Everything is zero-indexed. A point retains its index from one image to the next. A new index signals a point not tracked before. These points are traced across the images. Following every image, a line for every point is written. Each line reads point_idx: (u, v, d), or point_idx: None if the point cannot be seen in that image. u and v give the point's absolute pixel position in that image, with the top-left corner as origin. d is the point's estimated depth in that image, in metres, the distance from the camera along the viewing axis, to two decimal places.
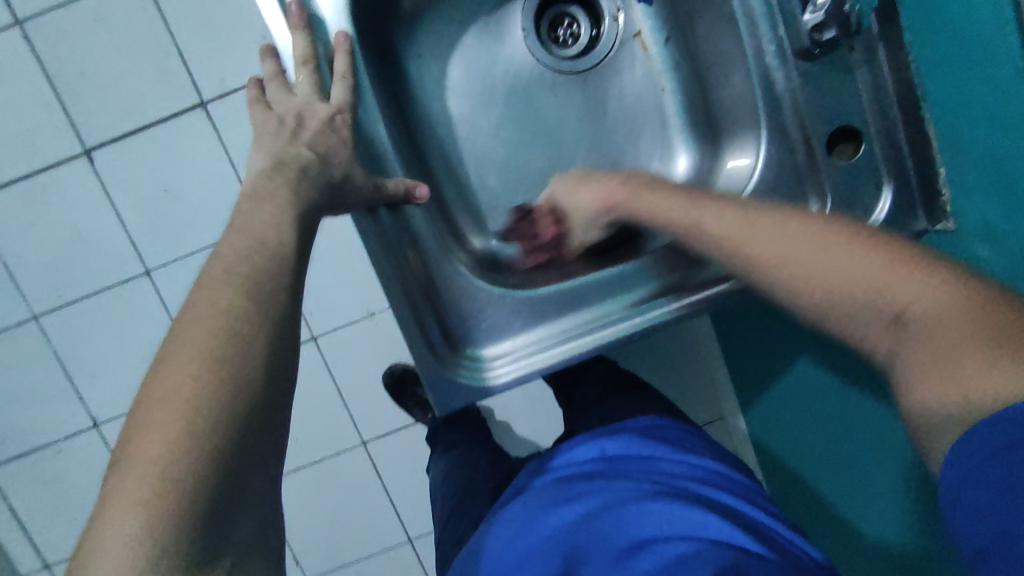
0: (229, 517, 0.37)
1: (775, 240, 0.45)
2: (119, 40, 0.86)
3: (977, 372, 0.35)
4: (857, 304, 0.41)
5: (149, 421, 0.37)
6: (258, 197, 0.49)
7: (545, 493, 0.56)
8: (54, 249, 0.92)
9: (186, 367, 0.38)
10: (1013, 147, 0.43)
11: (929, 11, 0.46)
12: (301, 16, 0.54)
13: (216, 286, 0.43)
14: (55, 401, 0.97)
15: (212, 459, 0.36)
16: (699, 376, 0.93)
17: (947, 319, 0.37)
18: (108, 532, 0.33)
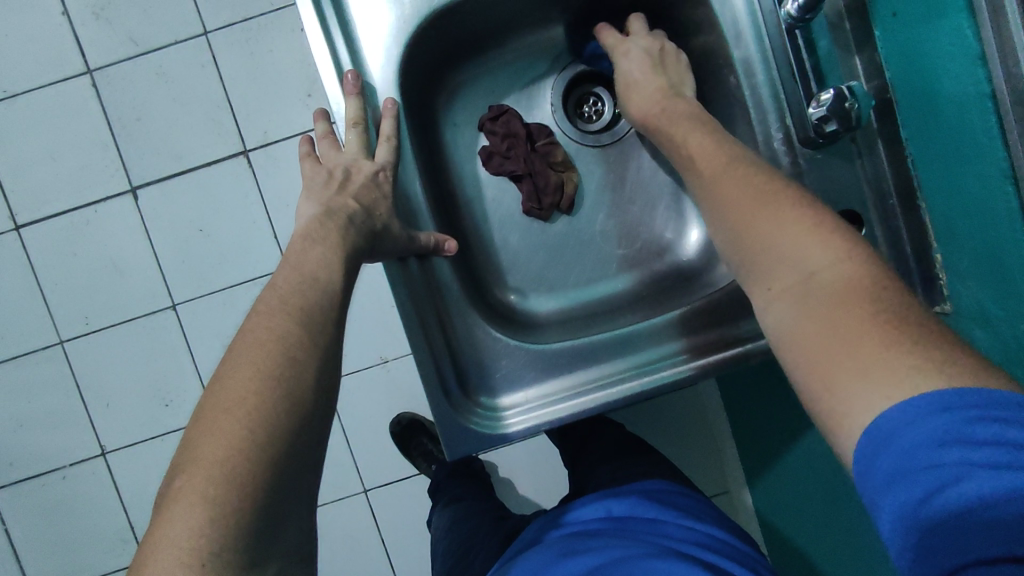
0: (278, 526, 0.38)
1: (739, 185, 0.46)
2: (178, 96, 1.14)
3: None
4: (780, 266, 0.42)
5: (211, 428, 0.38)
6: (310, 239, 0.49)
7: (562, 545, 0.62)
8: (91, 277, 1.18)
9: (246, 382, 0.40)
10: (1003, 243, 0.45)
11: (919, 113, 0.50)
12: (356, 83, 0.55)
13: (271, 313, 0.44)
14: (72, 427, 1.20)
15: (267, 469, 0.37)
16: (703, 441, 1.03)
17: (853, 291, 0.38)
18: (172, 526, 0.35)
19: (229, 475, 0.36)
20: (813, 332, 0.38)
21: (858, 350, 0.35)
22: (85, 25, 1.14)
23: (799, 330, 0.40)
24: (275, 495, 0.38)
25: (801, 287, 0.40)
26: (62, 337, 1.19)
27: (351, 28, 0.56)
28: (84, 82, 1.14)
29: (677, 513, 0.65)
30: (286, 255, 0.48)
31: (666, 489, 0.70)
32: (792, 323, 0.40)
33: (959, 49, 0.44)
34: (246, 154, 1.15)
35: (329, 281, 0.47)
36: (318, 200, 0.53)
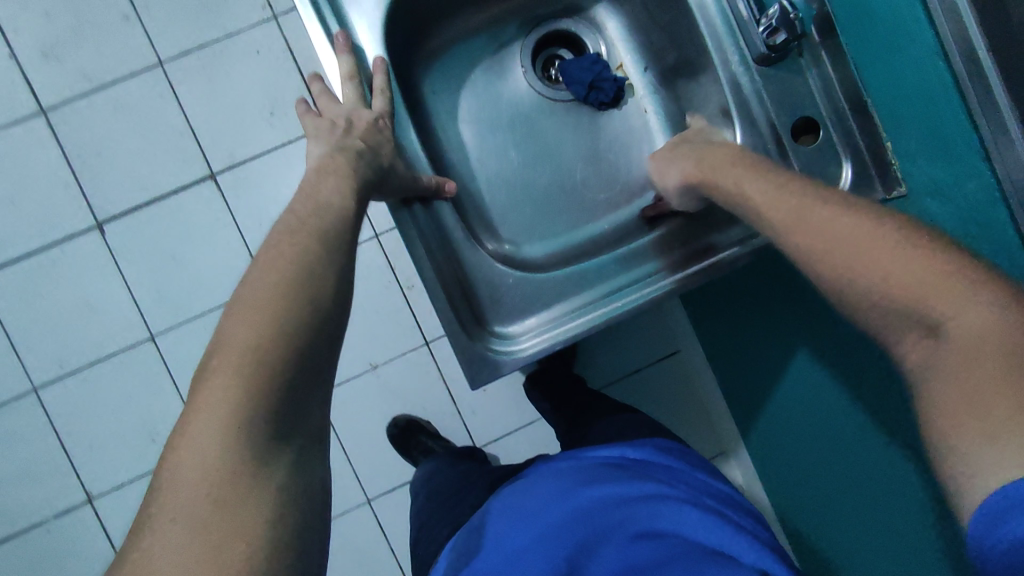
0: (302, 407, 0.42)
1: (824, 228, 0.48)
2: (139, 126, 1.15)
3: (1005, 413, 0.38)
4: (899, 309, 0.44)
5: (239, 320, 0.42)
6: (325, 171, 0.54)
7: (581, 471, 0.65)
8: (62, 319, 1.15)
9: (271, 283, 0.44)
10: (946, 115, 0.51)
11: (855, 19, 0.57)
12: (346, 43, 0.58)
13: (292, 235, 0.48)
14: (53, 477, 1.16)
15: (292, 356, 0.42)
16: (694, 406, 1.08)
17: (981, 342, 0.40)
18: (206, 399, 0.39)
19: (258, 358, 0.40)
20: (966, 374, 0.40)
21: (1001, 402, 0.38)
22: (35, 66, 1.13)
23: (942, 376, 0.42)
24: (299, 381, 0.42)
25: (892, 307, 0.44)
26: (35, 384, 1.15)
27: None
28: (39, 123, 1.14)
29: (692, 467, 0.69)
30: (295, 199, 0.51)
31: (680, 448, 0.73)
32: (937, 366, 0.42)
33: None
34: (214, 177, 1.16)
35: (344, 207, 0.51)
36: (325, 141, 0.57)
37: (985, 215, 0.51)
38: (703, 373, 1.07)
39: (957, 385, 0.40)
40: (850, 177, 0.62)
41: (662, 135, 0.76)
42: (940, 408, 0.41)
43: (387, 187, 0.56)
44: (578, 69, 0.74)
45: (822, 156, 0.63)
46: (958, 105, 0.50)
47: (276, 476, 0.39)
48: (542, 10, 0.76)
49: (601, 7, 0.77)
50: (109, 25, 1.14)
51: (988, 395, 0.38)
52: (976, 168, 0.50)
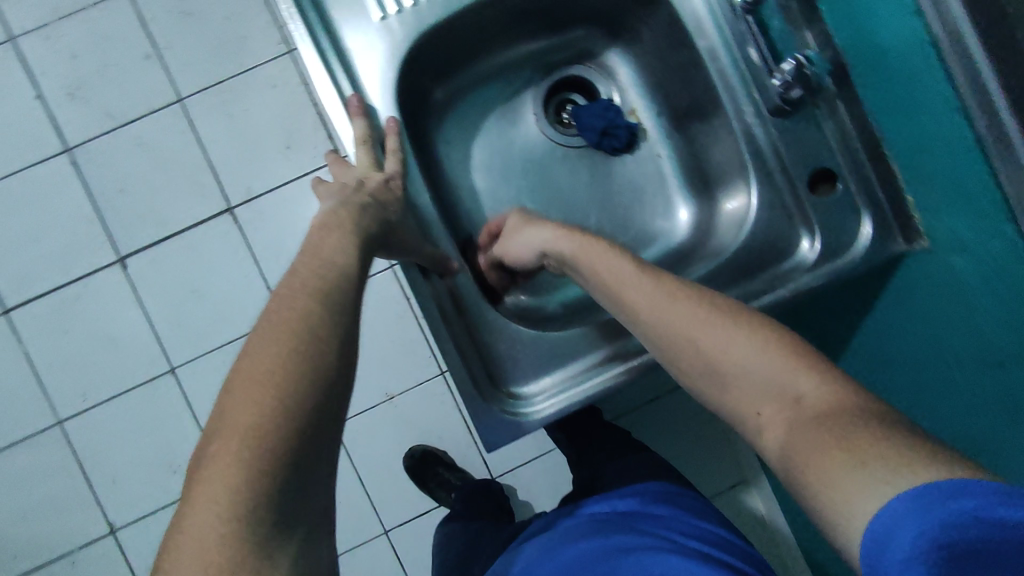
0: (305, 485, 0.41)
1: (676, 313, 0.49)
2: (161, 162, 1.17)
3: (845, 469, 0.37)
4: (756, 395, 0.45)
5: (241, 397, 0.40)
6: (326, 227, 0.52)
7: (573, 530, 0.66)
8: (85, 352, 1.17)
9: (274, 355, 0.42)
10: (965, 171, 0.50)
11: (871, 72, 0.55)
12: (360, 106, 0.59)
13: (293, 295, 0.46)
14: (77, 507, 1.17)
15: (295, 435, 0.39)
16: (715, 436, 1.06)
17: (808, 429, 0.40)
18: (207, 488, 0.37)
19: (261, 442, 0.38)
20: (802, 447, 0.40)
21: (837, 454, 0.38)
22: (61, 106, 1.17)
23: (792, 449, 0.41)
24: (301, 460, 0.40)
25: (739, 388, 0.46)
26: (60, 416, 1.17)
27: (346, 57, 0.61)
28: (64, 161, 1.17)
29: (683, 512, 0.67)
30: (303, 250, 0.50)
31: (676, 491, 0.72)
32: (791, 441, 0.41)
33: (895, 6, 0.49)
34: (233, 211, 1.17)
35: (346, 265, 0.49)
36: (333, 198, 0.55)
37: (1010, 274, 0.50)
38: None
39: (798, 458, 0.40)
40: (871, 235, 0.60)
41: (675, 181, 0.76)
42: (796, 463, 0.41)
43: (392, 243, 0.55)
44: (590, 117, 0.74)
45: (842, 209, 0.61)
46: (980, 165, 0.48)
47: (281, 567, 0.38)
48: (554, 57, 0.76)
49: (613, 53, 0.76)
50: (131, 65, 1.17)
51: (828, 457, 0.38)
52: (1001, 228, 0.49)
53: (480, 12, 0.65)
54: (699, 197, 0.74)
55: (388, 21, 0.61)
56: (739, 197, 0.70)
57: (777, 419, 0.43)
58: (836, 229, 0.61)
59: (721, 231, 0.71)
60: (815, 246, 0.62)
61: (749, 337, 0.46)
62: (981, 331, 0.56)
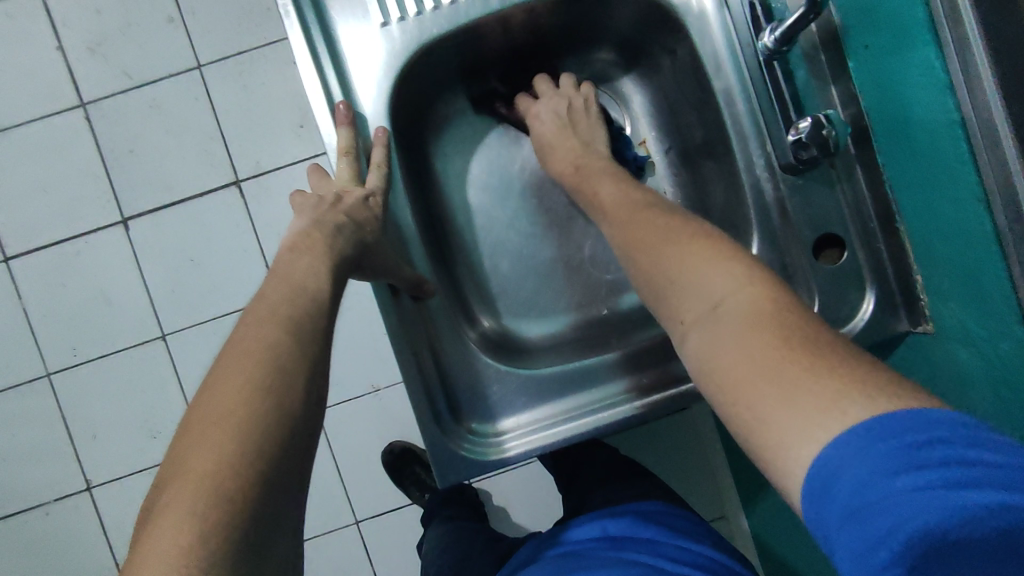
0: (272, 538, 0.36)
1: (640, 226, 0.50)
2: (172, 126, 1.14)
3: (771, 387, 0.34)
4: (692, 303, 0.43)
5: (199, 440, 0.36)
6: (297, 250, 0.50)
7: (565, 562, 0.61)
8: (80, 308, 1.16)
9: (235, 394, 0.38)
10: (982, 265, 0.46)
11: (894, 142, 0.52)
12: (348, 114, 0.57)
13: (260, 323, 0.43)
14: (55, 461, 1.17)
15: (257, 481, 0.35)
16: (699, 467, 0.98)
17: (745, 316, 0.38)
18: (156, 545, 0.33)
19: (220, 488, 0.34)
20: (739, 351, 0.37)
21: (776, 371, 0.34)
22: (79, 59, 1.14)
23: (711, 344, 0.39)
24: (266, 508, 0.35)
25: (666, 287, 0.45)
26: (48, 369, 1.16)
27: (342, 62, 0.59)
28: (77, 114, 1.15)
29: (675, 531, 0.64)
30: (273, 267, 0.48)
31: (663, 510, 0.67)
32: (708, 345, 0.39)
33: (928, 79, 0.45)
34: (238, 184, 1.15)
35: (318, 291, 0.47)
36: (309, 214, 0.53)
37: (1018, 381, 0.46)
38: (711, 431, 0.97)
39: (715, 359, 0.38)
40: (871, 310, 0.57)
41: None
42: (711, 371, 0.39)
43: (367, 264, 0.52)
44: None
45: (844, 279, 0.58)
46: (998, 262, 0.44)
47: None
48: None
49: (628, 80, 0.73)
50: (152, 24, 1.14)
51: (769, 374, 0.34)
52: (1013, 330, 0.45)
53: (492, 26, 0.62)
54: None
55: (390, 28, 0.59)
56: (739, 251, 0.66)
57: (707, 326, 0.41)
58: (833, 299, 0.58)
59: None
60: None
61: (696, 248, 0.44)
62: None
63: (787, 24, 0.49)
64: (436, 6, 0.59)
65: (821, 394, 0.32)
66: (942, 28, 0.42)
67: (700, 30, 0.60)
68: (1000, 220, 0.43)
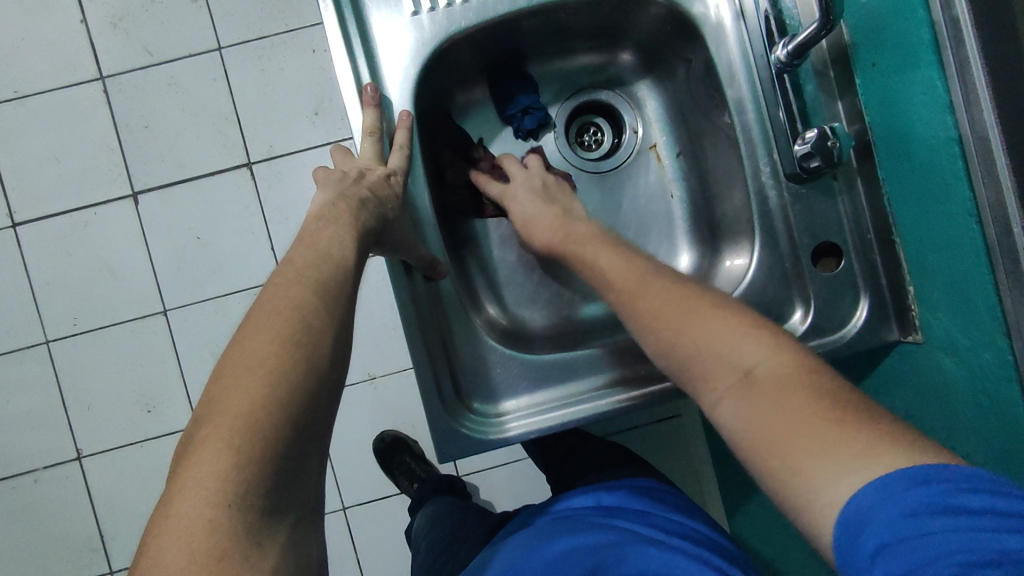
0: (297, 477, 0.38)
1: (658, 296, 0.48)
2: (188, 105, 1.16)
3: (824, 443, 0.36)
4: (718, 361, 0.43)
5: (233, 383, 0.38)
6: (323, 219, 0.52)
7: (557, 525, 0.64)
8: (84, 278, 1.17)
9: (268, 344, 0.40)
10: (971, 275, 0.48)
11: (894, 157, 0.54)
12: (374, 96, 0.59)
13: (289, 285, 0.45)
14: (49, 428, 1.18)
15: (287, 423, 0.37)
16: (685, 470, 1.00)
17: (785, 384, 0.39)
18: (193, 474, 0.35)
19: (253, 427, 0.36)
20: (770, 404, 0.39)
21: (809, 429, 0.37)
22: (102, 33, 1.16)
23: (759, 414, 0.39)
24: (294, 448, 0.38)
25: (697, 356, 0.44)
26: (48, 337, 1.17)
27: (372, 48, 0.61)
28: (96, 88, 1.17)
29: (665, 507, 0.67)
30: (300, 235, 0.50)
31: (654, 486, 0.72)
32: (750, 413, 0.39)
33: (929, 98, 0.48)
34: (250, 166, 1.17)
35: (342, 259, 0.49)
36: (332, 188, 0.56)
37: (1001, 390, 0.48)
38: (698, 436, 1.00)
39: (768, 424, 0.38)
40: (864, 318, 0.60)
41: (683, 226, 0.74)
42: (763, 438, 0.39)
43: (386, 241, 0.54)
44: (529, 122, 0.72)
45: (840, 286, 0.60)
46: (986, 272, 0.47)
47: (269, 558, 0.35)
48: (584, 79, 0.76)
49: (643, 85, 0.76)
50: (177, 4, 1.16)
51: (836, 438, 0.36)
52: (995, 338, 0.48)
53: (517, 23, 0.65)
54: (702, 245, 0.73)
55: (419, 18, 0.61)
56: (742, 253, 0.68)
57: (736, 395, 0.41)
58: (829, 307, 0.60)
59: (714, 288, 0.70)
60: (806, 320, 0.61)
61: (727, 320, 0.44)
62: (963, 437, 0.55)
63: (800, 39, 0.52)
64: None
65: (848, 435, 0.36)
66: (946, 52, 0.45)
67: (717, 41, 0.62)
68: (990, 233, 0.45)
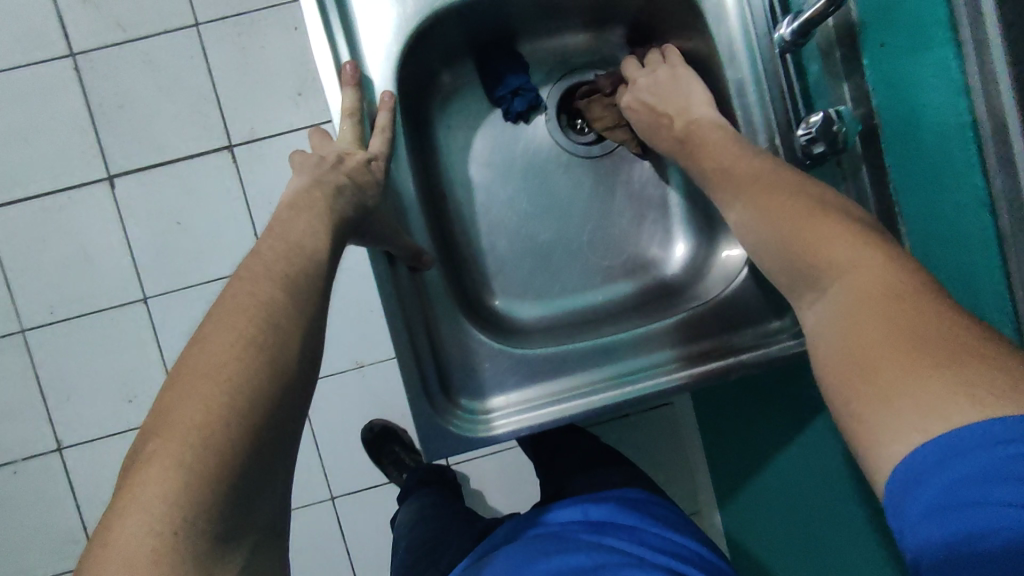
0: (258, 492, 0.36)
1: (773, 203, 0.47)
2: (164, 85, 1.11)
3: (919, 378, 0.34)
4: (828, 268, 0.42)
5: (188, 391, 0.35)
6: (296, 209, 0.49)
7: (543, 539, 0.62)
8: (59, 265, 1.13)
9: (227, 348, 0.37)
10: (983, 269, 0.46)
11: (903, 143, 0.51)
12: (354, 75, 0.55)
13: (255, 282, 0.42)
14: (26, 419, 1.14)
15: (247, 435, 0.35)
16: (677, 460, 1.00)
17: (874, 309, 0.38)
18: (140, 492, 0.32)
19: (209, 440, 0.34)
20: (850, 331, 0.39)
21: (900, 354, 0.35)
22: (71, 7, 1.10)
23: (852, 335, 0.39)
24: (254, 461, 0.35)
25: (809, 260, 0.44)
26: (23, 326, 1.13)
27: (351, 23, 0.57)
28: (66, 65, 1.11)
29: (655, 521, 0.65)
30: (271, 225, 0.47)
31: (644, 499, 0.70)
32: (834, 337, 0.40)
33: (943, 80, 0.45)
34: (231, 148, 1.12)
35: (315, 251, 0.45)
36: (308, 174, 0.52)
37: None
38: (691, 426, 0.99)
39: (858, 343, 0.38)
40: None
41: (678, 214, 0.72)
42: (835, 376, 0.39)
43: (365, 231, 0.51)
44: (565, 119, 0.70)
45: None
46: (999, 266, 0.45)
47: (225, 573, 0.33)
48: (577, 59, 0.72)
49: None
50: None
51: (911, 367, 0.34)
52: (1006, 336, 0.46)
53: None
54: (698, 233, 0.71)
55: None
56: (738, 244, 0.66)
57: (829, 315, 0.41)
58: None
59: (711, 278, 0.67)
60: None
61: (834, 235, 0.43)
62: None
63: (804, 17, 0.49)
64: None
65: (930, 378, 0.34)
66: (962, 31, 0.42)
67: (716, 19, 0.59)
68: (1004, 225, 0.43)
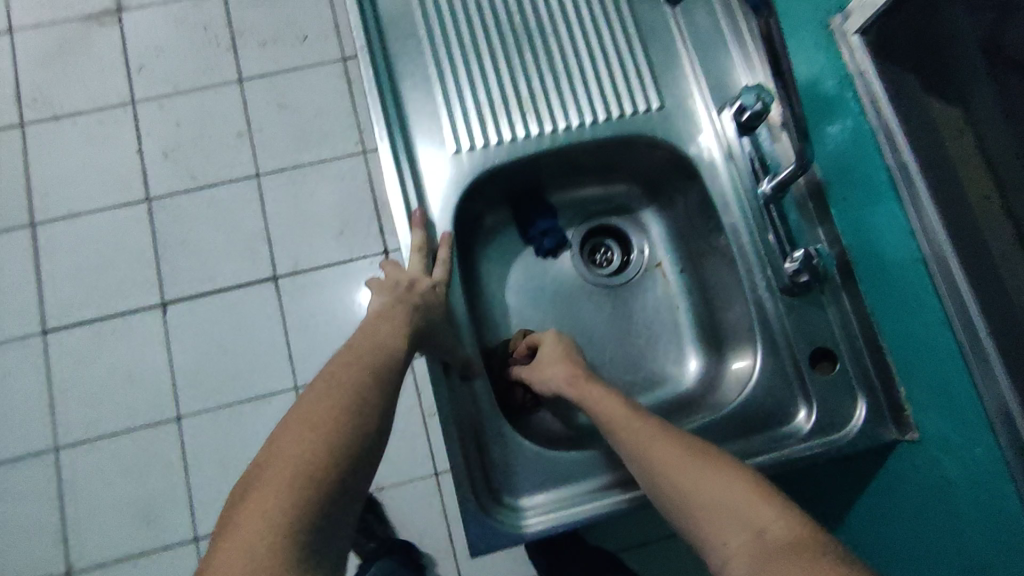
0: (338, 519, 0.48)
1: (668, 451, 0.56)
2: (224, 225, 1.28)
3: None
4: (719, 520, 0.50)
5: (293, 438, 0.49)
6: (381, 318, 0.61)
7: None
8: (102, 384, 1.21)
9: (323, 411, 0.51)
10: (953, 379, 0.55)
11: (871, 274, 0.63)
12: (422, 219, 0.69)
13: (345, 365, 0.55)
14: (42, 539, 1.15)
15: (330, 472, 0.48)
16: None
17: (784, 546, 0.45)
18: (256, 503, 0.46)
19: (310, 472, 0.47)
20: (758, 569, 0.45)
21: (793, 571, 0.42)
22: (153, 162, 1.31)
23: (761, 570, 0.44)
24: (335, 494, 0.48)
25: (699, 510, 0.52)
26: (58, 443, 1.19)
27: (419, 179, 0.72)
28: (141, 208, 1.29)
29: None
30: (359, 330, 0.59)
31: None
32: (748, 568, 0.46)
33: (894, 226, 0.58)
34: (276, 280, 1.26)
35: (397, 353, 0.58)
36: (386, 295, 0.64)
37: (994, 482, 0.53)
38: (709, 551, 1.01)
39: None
40: (864, 417, 0.65)
41: (689, 335, 0.82)
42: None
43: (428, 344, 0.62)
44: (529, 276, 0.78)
45: (838, 389, 0.66)
46: (965, 375, 0.54)
47: None
48: (595, 206, 0.87)
49: (648, 211, 0.87)
50: (224, 139, 1.32)
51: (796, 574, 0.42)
52: (984, 437, 0.54)
53: (538, 160, 0.76)
54: (709, 351, 0.80)
55: (460, 155, 0.73)
56: (745, 356, 0.75)
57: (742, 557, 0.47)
58: (831, 408, 0.66)
59: (727, 385, 0.77)
60: (811, 418, 0.66)
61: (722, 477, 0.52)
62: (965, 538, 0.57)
63: (779, 177, 0.63)
64: (500, 142, 0.74)
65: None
66: (902, 190, 0.56)
67: (712, 177, 0.74)
68: (962, 340, 0.53)
